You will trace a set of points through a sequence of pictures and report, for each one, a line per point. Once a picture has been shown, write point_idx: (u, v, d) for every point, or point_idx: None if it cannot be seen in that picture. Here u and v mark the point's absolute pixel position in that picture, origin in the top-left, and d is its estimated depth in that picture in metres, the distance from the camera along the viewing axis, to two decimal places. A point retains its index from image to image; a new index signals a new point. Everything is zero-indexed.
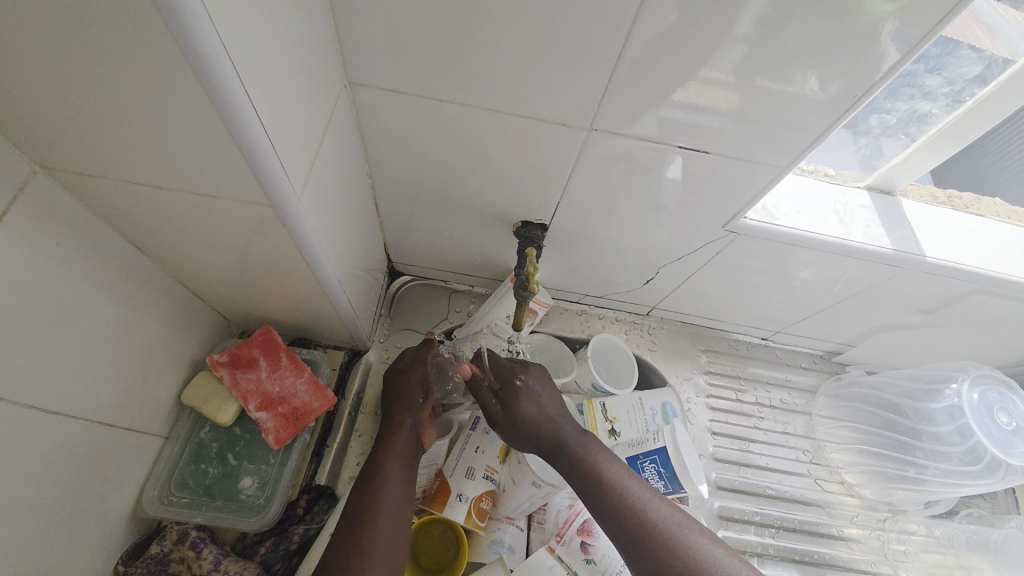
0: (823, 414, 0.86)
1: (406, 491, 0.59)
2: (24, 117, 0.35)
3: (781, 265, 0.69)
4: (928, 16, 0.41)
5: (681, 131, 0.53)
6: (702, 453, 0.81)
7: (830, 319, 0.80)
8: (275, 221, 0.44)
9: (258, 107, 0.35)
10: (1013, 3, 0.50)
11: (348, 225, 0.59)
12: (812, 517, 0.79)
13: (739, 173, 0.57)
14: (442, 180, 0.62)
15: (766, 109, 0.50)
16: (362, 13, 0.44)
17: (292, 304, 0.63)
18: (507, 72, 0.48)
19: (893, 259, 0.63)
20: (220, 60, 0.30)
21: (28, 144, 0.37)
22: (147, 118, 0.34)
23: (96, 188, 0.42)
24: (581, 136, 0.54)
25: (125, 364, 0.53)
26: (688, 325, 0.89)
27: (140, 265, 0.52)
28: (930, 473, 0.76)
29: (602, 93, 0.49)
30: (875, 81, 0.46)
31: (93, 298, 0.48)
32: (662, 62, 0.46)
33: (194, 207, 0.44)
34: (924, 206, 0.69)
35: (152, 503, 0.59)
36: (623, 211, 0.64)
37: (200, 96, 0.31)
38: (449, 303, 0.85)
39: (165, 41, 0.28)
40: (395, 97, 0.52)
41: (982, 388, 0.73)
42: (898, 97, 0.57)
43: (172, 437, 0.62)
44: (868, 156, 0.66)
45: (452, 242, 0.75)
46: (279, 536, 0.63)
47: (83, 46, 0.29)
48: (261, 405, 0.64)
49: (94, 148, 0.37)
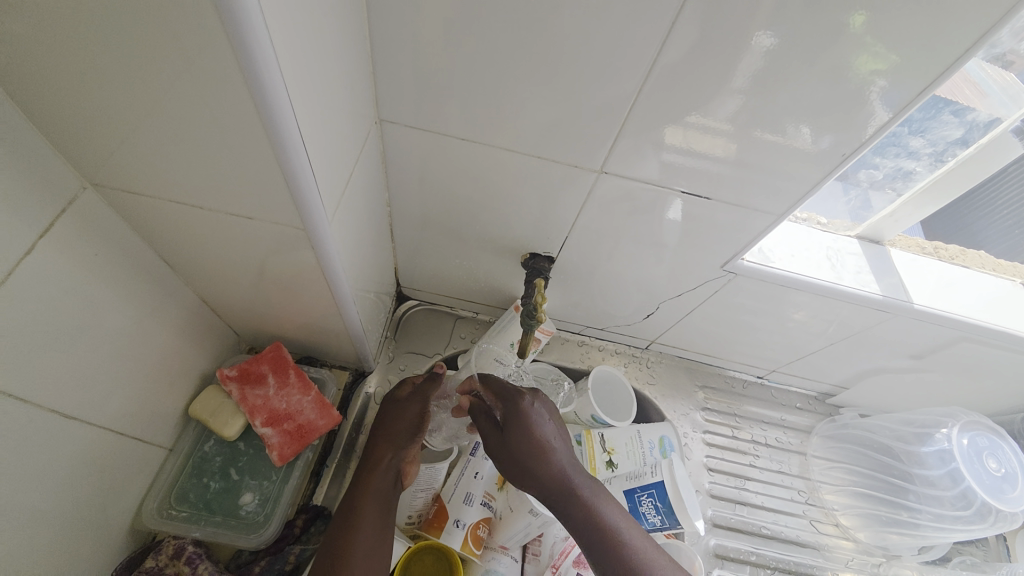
0: (818, 454, 0.88)
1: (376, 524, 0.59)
2: (88, 139, 0.38)
3: (777, 306, 0.72)
4: (910, 82, 0.46)
5: (683, 175, 0.57)
6: (698, 488, 0.81)
7: (823, 361, 0.82)
8: (301, 242, 0.47)
9: (307, 139, 0.38)
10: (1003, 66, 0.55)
11: (366, 249, 0.61)
12: (807, 559, 0.79)
13: (736, 217, 0.60)
14: (456, 211, 0.66)
15: (761, 157, 0.53)
16: (396, 58, 0.49)
17: (304, 323, 0.65)
18: (525, 116, 0.52)
19: (883, 304, 0.66)
20: (279, 96, 0.33)
21: (86, 164, 0.41)
22: (200, 144, 0.37)
23: (138, 205, 0.45)
24: (591, 177, 0.58)
25: (139, 371, 0.55)
26: (685, 361, 0.91)
27: (166, 278, 0.55)
28: (924, 517, 0.76)
29: (612, 138, 0.53)
30: (865, 138, 0.50)
31: (121, 307, 0.50)
32: (668, 112, 0.50)
33: (228, 227, 0.46)
34: (912, 256, 0.72)
35: (152, 515, 0.59)
36: (627, 248, 0.67)
37: (256, 126, 0.35)
38: (453, 329, 0.87)
39: (235, 77, 0.32)
40: (418, 133, 0.56)
41: (971, 434, 0.75)
42: (885, 154, 0.61)
43: (175, 450, 0.63)
44: (858, 208, 0.70)
45: (461, 269, 0.77)
46: (274, 556, 0.62)
47: (157, 81, 0.33)
48: (267, 420, 0.65)
49: (146, 169, 0.41)
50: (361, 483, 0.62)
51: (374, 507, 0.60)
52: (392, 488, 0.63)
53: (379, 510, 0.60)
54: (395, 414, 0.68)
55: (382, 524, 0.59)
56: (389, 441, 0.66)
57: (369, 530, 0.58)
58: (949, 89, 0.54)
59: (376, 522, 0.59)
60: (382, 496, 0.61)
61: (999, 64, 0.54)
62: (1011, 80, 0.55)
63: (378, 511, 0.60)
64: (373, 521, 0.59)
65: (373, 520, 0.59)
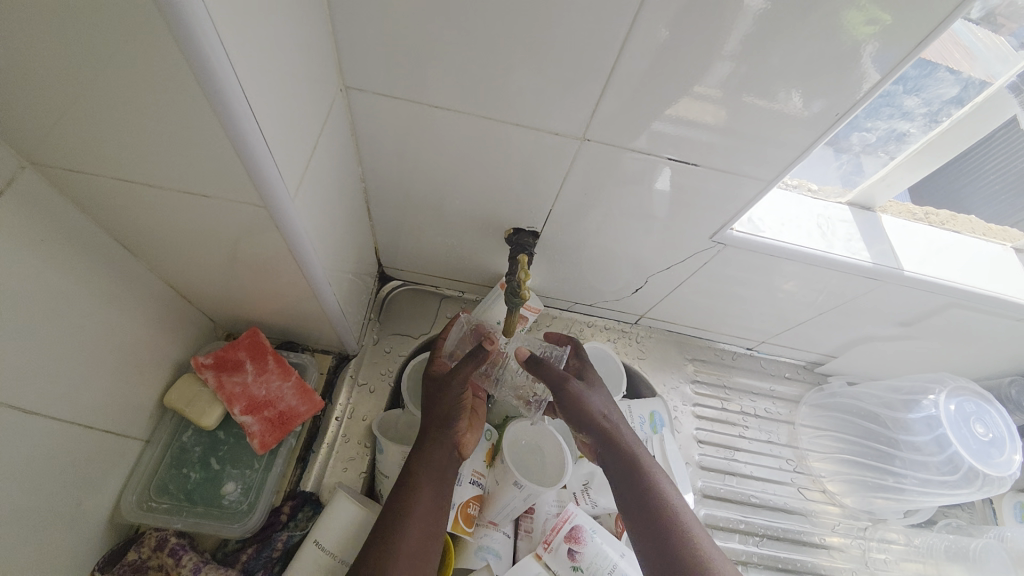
0: (806, 423, 0.88)
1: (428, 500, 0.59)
2: (15, 113, 0.35)
3: (766, 276, 0.70)
4: (905, 39, 0.43)
5: (670, 144, 0.54)
6: (689, 461, 0.82)
7: (812, 330, 0.81)
8: (268, 222, 0.44)
9: (256, 106, 0.35)
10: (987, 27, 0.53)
11: (340, 228, 0.59)
12: (795, 525, 0.80)
13: (726, 185, 0.58)
14: (435, 186, 0.63)
15: (750, 124, 0.51)
16: (359, 20, 0.45)
17: (281, 307, 0.63)
18: (501, 82, 0.49)
19: (873, 272, 0.65)
20: (218, 57, 0.30)
21: (18, 140, 0.37)
22: (139, 115, 0.34)
23: (84, 184, 0.42)
24: (574, 146, 0.55)
25: (107, 364, 0.52)
26: (675, 334, 0.90)
27: (126, 264, 0.52)
28: (909, 482, 0.77)
29: (594, 106, 0.50)
30: (855, 101, 0.48)
31: (79, 297, 0.47)
32: (654, 77, 0.47)
33: (185, 207, 0.43)
34: (903, 223, 0.71)
35: (131, 508, 0.58)
36: (614, 221, 0.65)
37: (198, 94, 0.32)
38: (439, 309, 0.86)
39: (169, 37, 0.28)
40: (390, 102, 0.52)
41: (959, 399, 0.76)
42: (879, 115, 0.59)
43: (153, 441, 0.61)
44: (849, 172, 0.67)
45: (443, 247, 0.75)
46: (262, 544, 0.61)
47: (80, 45, 0.29)
48: (246, 408, 0.63)
49: (85, 144, 0.37)
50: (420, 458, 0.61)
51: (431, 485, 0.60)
52: (449, 465, 0.62)
53: (436, 487, 0.60)
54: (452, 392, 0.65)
55: (437, 499, 0.59)
56: (440, 422, 0.63)
57: (425, 504, 0.58)
58: (939, 51, 0.52)
59: (431, 497, 0.59)
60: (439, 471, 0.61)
61: (989, 26, 0.52)
62: (1001, 43, 0.53)
63: (433, 488, 0.60)
64: (430, 497, 0.59)
65: (429, 495, 0.59)
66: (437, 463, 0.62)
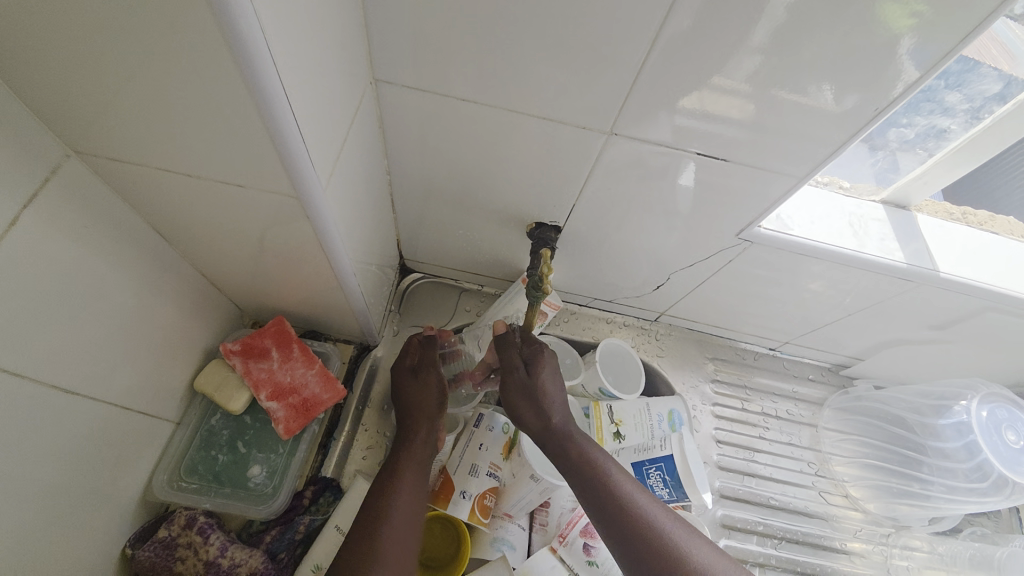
0: (829, 427, 0.86)
1: (412, 489, 0.59)
2: (63, 104, 0.36)
3: (792, 276, 0.69)
4: (949, 33, 0.42)
5: (698, 139, 0.53)
6: (707, 460, 0.81)
7: (839, 332, 0.79)
8: (297, 213, 0.45)
9: (293, 98, 0.35)
10: None
11: (365, 220, 0.59)
12: (815, 529, 0.79)
13: (755, 182, 0.57)
14: (458, 179, 0.63)
15: (782, 119, 0.50)
16: (390, 12, 0.45)
17: (306, 297, 0.64)
18: (527, 75, 0.49)
19: (906, 273, 0.63)
20: (260, 49, 0.30)
21: (64, 130, 0.39)
22: (180, 105, 0.35)
23: (125, 174, 0.43)
24: (600, 140, 0.55)
25: (141, 348, 0.54)
26: (695, 332, 0.89)
27: (161, 251, 0.53)
28: (936, 489, 0.76)
29: (623, 98, 0.50)
30: (894, 97, 0.47)
31: (117, 282, 0.49)
32: (685, 69, 0.47)
33: (219, 196, 0.44)
34: (939, 222, 0.69)
35: (162, 487, 0.60)
36: (637, 217, 0.65)
37: (237, 84, 0.32)
38: (459, 301, 0.86)
39: (211, 29, 0.29)
40: (417, 95, 0.53)
41: (991, 406, 0.73)
42: (918, 111, 0.57)
43: (183, 423, 0.63)
44: (884, 170, 0.66)
45: (465, 241, 0.75)
46: (285, 526, 0.63)
47: (126, 37, 0.30)
48: (272, 394, 0.64)
49: (128, 134, 0.38)
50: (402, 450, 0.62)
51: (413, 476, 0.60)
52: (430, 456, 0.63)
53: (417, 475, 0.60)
54: (422, 385, 0.68)
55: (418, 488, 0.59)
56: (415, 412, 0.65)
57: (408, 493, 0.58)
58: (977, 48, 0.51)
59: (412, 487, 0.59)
60: (420, 464, 0.61)
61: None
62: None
63: (418, 475, 0.60)
64: (412, 486, 0.59)
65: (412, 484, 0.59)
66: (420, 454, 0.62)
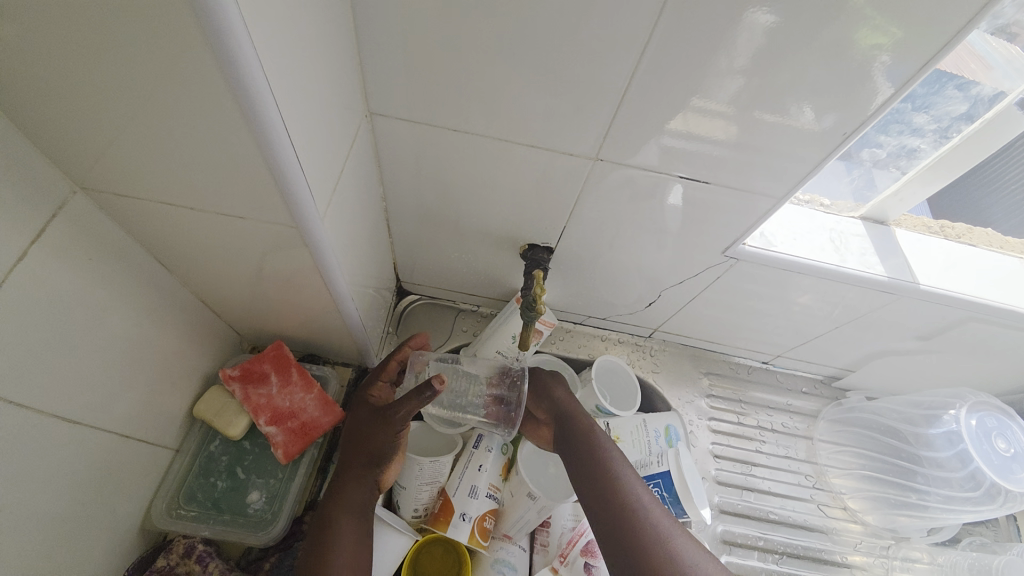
0: (824, 438, 0.87)
1: (353, 535, 0.59)
2: (72, 143, 0.38)
3: (781, 290, 0.71)
4: (915, 56, 0.44)
5: (682, 161, 0.56)
6: (704, 475, 0.81)
7: (829, 344, 0.81)
8: (296, 241, 0.47)
9: (291, 134, 0.37)
10: (1005, 38, 0.53)
11: (362, 245, 0.61)
12: (815, 543, 0.79)
13: (738, 202, 0.59)
14: (451, 204, 0.65)
15: (762, 140, 0.52)
16: (385, 50, 0.48)
17: (304, 321, 0.65)
18: (516, 105, 0.51)
19: (888, 285, 0.65)
20: (262, 90, 0.33)
21: (73, 168, 0.40)
22: (183, 143, 0.37)
23: (130, 208, 0.45)
24: (588, 165, 0.57)
25: (142, 375, 0.55)
26: (689, 348, 0.90)
27: (163, 280, 0.55)
28: (933, 499, 0.76)
29: (608, 124, 0.52)
30: (867, 116, 0.49)
31: (119, 311, 0.50)
32: (665, 96, 0.49)
33: (221, 226, 0.46)
34: (918, 236, 0.71)
35: (161, 515, 0.60)
36: (628, 236, 0.67)
37: (239, 121, 0.34)
38: (455, 322, 0.87)
39: (215, 73, 0.31)
40: (412, 127, 0.55)
41: (980, 415, 0.75)
42: (889, 132, 0.60)
43: (182, 450, 0.64)
44: (861, 188, 0.68)
45: (460, 263, 0.77)
46: (284, 553, 0.64)
47: (136, 82, 0.32)
48: (271, 419, 0.65)
49: (133, 169, 0.40)
50: (334, 498, 0.62)
51: (349, 522, 0.60)
52: (370, 501, 0.63)
53: (358, 522, 0.60)
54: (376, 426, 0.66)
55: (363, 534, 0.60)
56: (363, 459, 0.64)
57: (349, 541, 0.58)
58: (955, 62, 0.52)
59: (355, 533, 0.60)
60: (358, 507, 0.61)
61: (1004, 37, 0.53)
62: (1016, 54, 0.54)
63: (358, 519, 0.61)
64: (353, 533, 0.59)
65: (353, 532, 0.59)
66: (354, 499, 0.62)
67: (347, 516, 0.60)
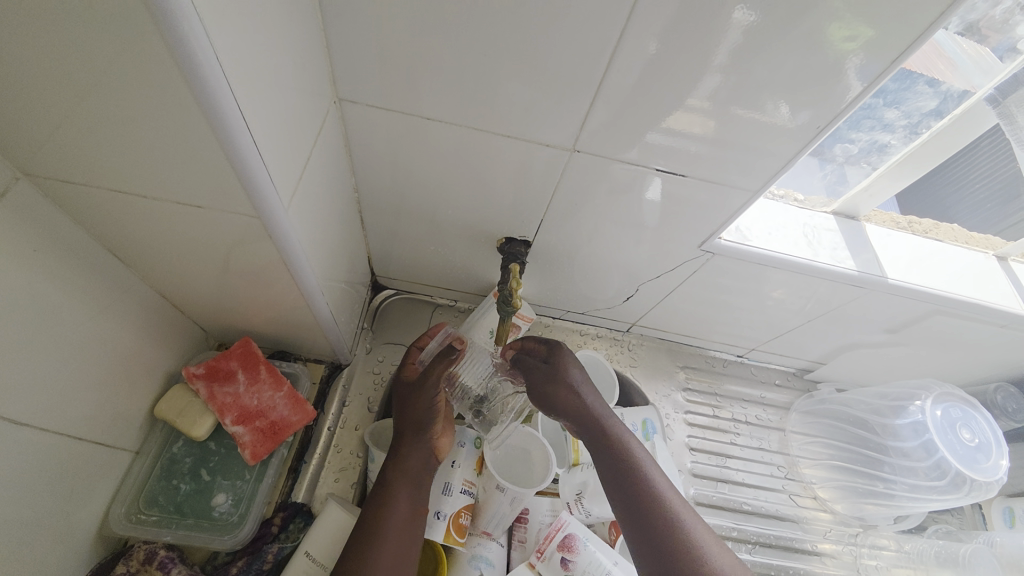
0: (796, 430, 0.89)
1: (407, 501, 0.61)
2: (8, 125, 0.35)
3: (756, 285, 0.71)
4: (885, 54, 0.44)
5: (658, 154, 0.55)
6: (681, 468, 0.82)
7: (801, 338, 0.83)
8: (261, 233, 0.44)
9: (248, 118, 0.35)
10: (976, 39, 0.55)
11: (333, 238, 0.59)
12: (787, 532, 0.81)
13: (714, 196, 0.60)
14: (426, 196, 0.64)
15: (737, 134, 0.52)
16: (354, 33, 0.46)
17: (273, 316, 0.63)
18: (491, 94, 0.50)
19: (858, 279, 0.67)
20: (215, 70, 0.31)
21: (11, 151, 0.37)
22: (132, 126, 0.34)
23: (77, 196, 0.42)
24: (565, 157, 0.56)
25: (96, 374, 0.52)
26: (666, 342, 0.91)
27: (117, 273, 0.52)
28: (899, 488, 0.78)
29: (585, 116, 0.51)
30: (838, 112, 0.49)
31: (68, 307, 0.47)
32: (642, 88, 0.49)
33: (178, 216, 0.44)
34: (887, 231, 0.73)
35: (119, 521, 0.57)
36: (606, 230, 0.66)
37: (189, 103, 0.32)
38: (432, 317, 0.86)
39: (161, 50, 0.29)
40: (384, 114, 0.53)
41: (945, 406, 0.77)
42: (860, 128, 0.60)
43: (142, 453, 0.61)
44: (833, 183, 0.69)
45: (437, 257, 0.76)
46: (252, 556, 0.61)
47: (74, 58, 0.30)
48: (238, 418, 0.63)
49: (78, 154, 0.37)
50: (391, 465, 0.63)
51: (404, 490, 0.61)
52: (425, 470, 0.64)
53: (411, 490, 0.62)
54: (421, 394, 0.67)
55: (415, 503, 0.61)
56: (412, 426, 0.65)
57: (402, 509, 0.60)
58: (925, 62, 0.54)
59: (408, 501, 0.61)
60: (415, 474, 0.63)
61: (975, 37, 0.55)
62: (984, 54, 0.56)
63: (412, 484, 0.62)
64: (406, 499, 0.61)
65: (407, 499, 0.61)
66: (411, 468, 0.63)
67: (403, 484, 0.61)
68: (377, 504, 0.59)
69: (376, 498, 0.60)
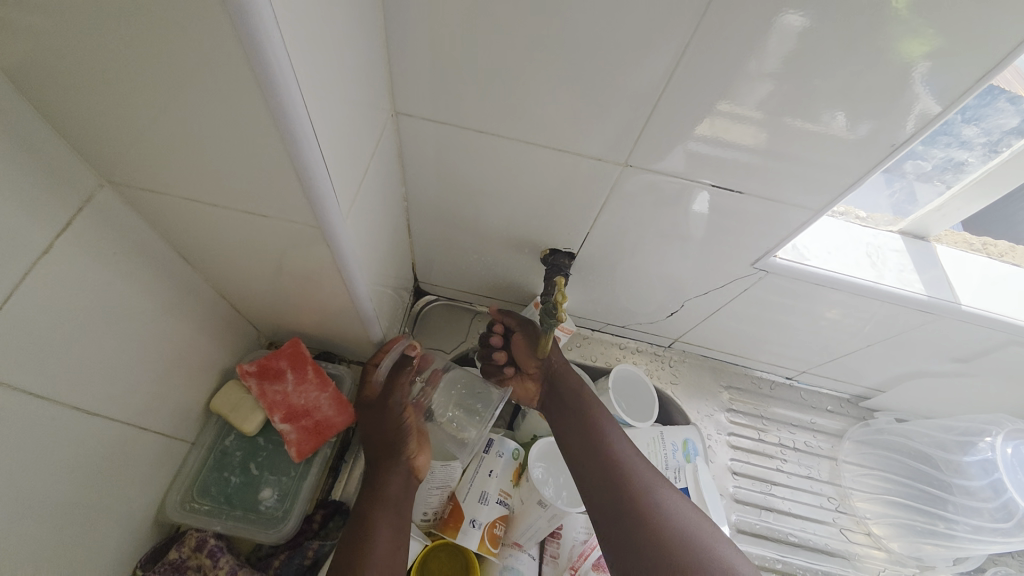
0: (849, 460, 0.84)
1: (392, 526, 0.60)
2: (99, 137, 0.38)
3: (811, 305, 0.68)
4: (967, 69, 0.42)
5: (713, 169, 0.54)
6: (723, 492, 0.79)
7: (858, 362, 0.78)
8: (318, 240, 0.46)
9: (318, 133, 0.37)
10: None
11: (382, 245, 0.61)
12: (836, 568, 0.76)
13: (771, 213, 0.57)
14: (473, 206, 0.64)
15: (799, 150, 0.50)
16: (414, 49, 0.47)
17: (322, 319, 0.65)
18: (544, 108, 0.50)
19: (927, 305, 0.62)
20: (290, 88, 0.32)
21: (99, 160, 0.40)
22: (208, 139, 0.36)
23: (154, 202, 0.45)
24: (616, 171, 0.56)
25: (161, 367, 0.55)
26: (710, 360, 0.88)
27: (184, 274, 0.55)
28: (961, 529, 0.72)
29: (638, 130, 0.51)
30: (911, 130, 0.47)
31: (140, 304, 0.50)
32: (700, 103, 0.47)
33: (242, 223, 0.46)
34: (959, 253, 0.68)
35: (175, 507, 0.60)
36: (654, 245, 0.65)
37: (263, 118, 0.34)
38: (471, 325, 0.87)
39: (242, 69, 0.30)
40: (438, 127, 0.54)
41: (1016, 443, 0.72)
42: (935, 144, 0.57)
43: (198, 443, 0.64)
44: (901, 202, 0.66)
45: (480, 266, 0.76)
46: (293, 550, 0.63)
47: (163, 77, 0.32)
48: (285, 416, 0.65)
49: (157, 164, 0.40)
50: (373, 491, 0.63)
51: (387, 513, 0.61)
52: (404, 497, 0.64)
53: (391, 515, 0.61)
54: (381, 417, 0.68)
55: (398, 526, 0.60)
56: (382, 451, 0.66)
57: (386, 534, 0.59)
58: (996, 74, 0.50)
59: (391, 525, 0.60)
60: (395, 498, 0.63)
61: None
62: None
63: (395, 510, 0.62)
64: (392, 524, 0.60)
65: (389, 524, 0.60)
66: (391, 494, 0.63)
67: (384, 509, 0.61)
68: (363, 526, 0.59)
69: (359, 521, 0.60)
